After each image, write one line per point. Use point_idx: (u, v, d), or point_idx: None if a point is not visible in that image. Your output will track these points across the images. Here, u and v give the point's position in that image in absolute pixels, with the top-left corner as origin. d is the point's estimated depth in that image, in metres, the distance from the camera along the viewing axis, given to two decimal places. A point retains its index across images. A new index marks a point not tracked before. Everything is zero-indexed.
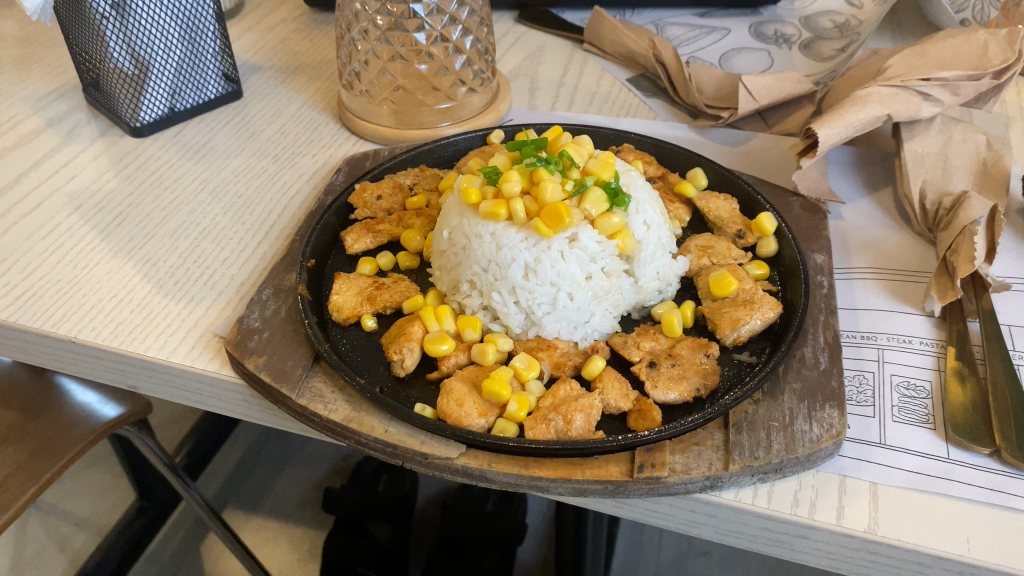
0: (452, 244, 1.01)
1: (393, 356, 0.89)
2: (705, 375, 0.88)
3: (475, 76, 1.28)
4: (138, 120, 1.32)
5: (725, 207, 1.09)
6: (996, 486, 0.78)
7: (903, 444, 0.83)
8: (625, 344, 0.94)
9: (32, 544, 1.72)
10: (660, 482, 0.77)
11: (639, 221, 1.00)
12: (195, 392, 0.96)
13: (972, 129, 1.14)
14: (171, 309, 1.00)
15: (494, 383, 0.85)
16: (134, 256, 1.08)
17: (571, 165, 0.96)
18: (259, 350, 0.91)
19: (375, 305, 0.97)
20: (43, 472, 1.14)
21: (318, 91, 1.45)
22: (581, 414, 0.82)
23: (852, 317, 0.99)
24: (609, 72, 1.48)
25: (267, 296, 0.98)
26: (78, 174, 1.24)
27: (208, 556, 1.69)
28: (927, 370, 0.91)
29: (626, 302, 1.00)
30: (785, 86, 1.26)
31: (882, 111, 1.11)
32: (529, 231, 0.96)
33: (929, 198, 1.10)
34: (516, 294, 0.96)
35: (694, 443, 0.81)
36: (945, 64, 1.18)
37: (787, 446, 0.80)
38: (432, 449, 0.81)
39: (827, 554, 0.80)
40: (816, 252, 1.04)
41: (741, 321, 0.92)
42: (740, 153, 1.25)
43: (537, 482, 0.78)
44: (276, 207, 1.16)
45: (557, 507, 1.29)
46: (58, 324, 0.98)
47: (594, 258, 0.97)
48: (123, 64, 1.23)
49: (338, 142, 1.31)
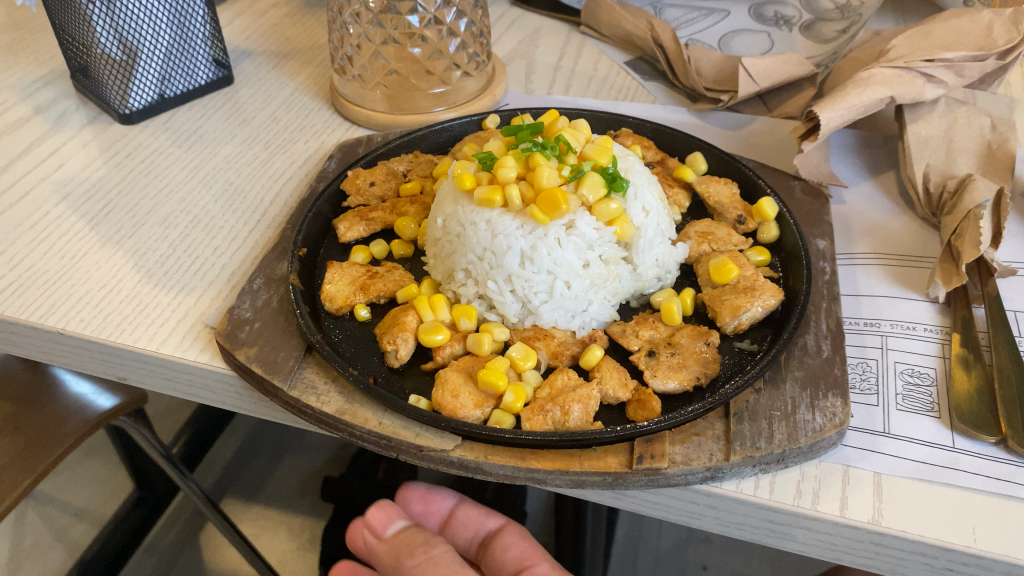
0: (446, 232, 0.98)
1: (387, 347, 0.87)
2: (704, 364, 0.86)
3: (470, 59, 1.26)
4: (127, 107, 1.29)
5: (725, 192, 1.07)
6: (1002, 476, 0.77)
7: (907, 433, 0.82)
8: (624, 333, 0.92)
9: (30, 535, 1.72)
10: (659, 473, 0.76)
11: (637, 208, 0.98)
12: (187, 384, 0.95)
13: (977, 111, 1.12)
14: (161, 299, 0.98)
15: (490, 374, 0.83)
16: (123, 246, 1.06)
17: (568, 150, 0.93)
18: (250, 341, 0.89)
19: (368, 295, 0.95)
20: (38, 463, 1.12)
21: (311, 76, 1.43)
22: (579, 405, 0.80)
23: (855, 304, 0.97)
24: (606, 55, 1.45)
25: (258, 285, 0.96)
26: (66, 162, 1.22)
27: (207, 547, 1.65)
28: (931, 357, 0.90)
29: (625, 291, 0.98)
30: (785, 68, 1.24)
31: (885, 93, 1.08)
32: (525, 218, 0.94)
33: (933, 181, 1.07)
34: (512, 283, 0.94)
35: (695, 434, 0.79)
36: (949, 44, 1.16)
37: (789, 436, 0.78)
38: (427, 441, 0.79)
39: (829, 546, 0.78)
40: (817, 238, 1.02)
41: (742, 308, 0.90)
42: (741, 137, 1.22)
43: (533, 474, 0.77)
44: (267, 194, 1.14)
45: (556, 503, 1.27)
46: (46, 315, 0.96)
47: (591, 245, 0.95)
48: (111, 50, 1.21)
49: (331, 129, 1.29)
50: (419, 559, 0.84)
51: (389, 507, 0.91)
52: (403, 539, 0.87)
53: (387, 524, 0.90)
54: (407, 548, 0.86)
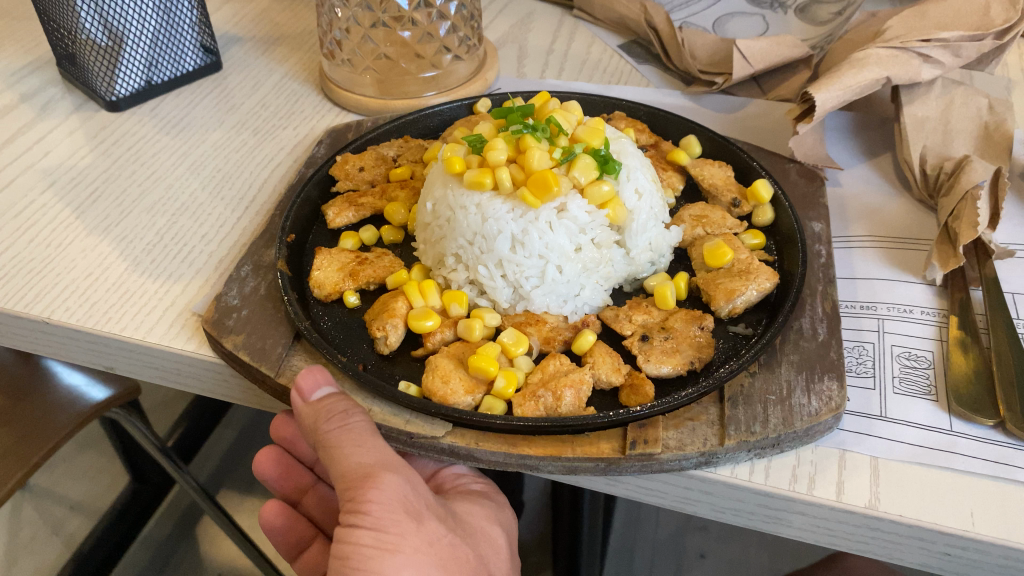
0: (435, 217, 0.97)
1: (376, 334, 0.86)
2: (698, 348, 0.85)
3: (460, 43, 1.24)
4: (113, 94, 1.27)
5: (719, 174, 1.06)
6: (1000, 459, 0.76)
7: (904, 416, 0.80)
8: (616, 318, 0.91)
9: (27, 528, 1.69)
10: (653, 459, 0.74)
11: (629, 190, 0.97)
12: (175, 373, 0.93)
13: (973, 92, 1.10)
14: (148, 287, 0.97)
15: (481, 359, 0.82)
16: (110, 234, 1.05)
17: (559, 132, 0.93)
18: (237, 328, 0.87)
19: (358, 281, 0.94)
20: (30, 456, 1.11)
21: (300, 62, 1.41)
22: (571, 391, 0.79)
23: (850, 286, 0.96)
24: (599, 38, 1.44)
25: (246, 272, 0.94)
26: (52, 149, 1.20)
27: (205, 540, 1.67)
28: (929, 340, 0.89)
29: (617, 275, 0.97)
30: (780, 50, 1.22)
31: (881, 74, 1.07)
32: (515, 201, 0.92)
33: (930, 163, 1.06)
34: (503, 268, 0.93)
35: (688, 419, 0.78)
36: (946, 24, 1.14)
37: (784, 421, 0.77)
38: (417, 428, 0.78)
39: (825, 531, 0.77)
40: (813, 221, 1.01)
41: (736, 292, 0.89)
42: (736, 120, 1.21)
43: (525, 460, 0.75)
44: (255, 181, 1.13)
45: (552, 495, 1.25)
46: (31, 304, 0.95)
47: (583, 229, 0.94)
48: (96, 36, 1.19)
49: (320, 115, 1.27)
50: (339, 427, 0.71)
51: (321, 367, 0.75)
52: (329, 404, 0.72)
53: (316, 384, 0.74)
54: (329, 412, 0.72)
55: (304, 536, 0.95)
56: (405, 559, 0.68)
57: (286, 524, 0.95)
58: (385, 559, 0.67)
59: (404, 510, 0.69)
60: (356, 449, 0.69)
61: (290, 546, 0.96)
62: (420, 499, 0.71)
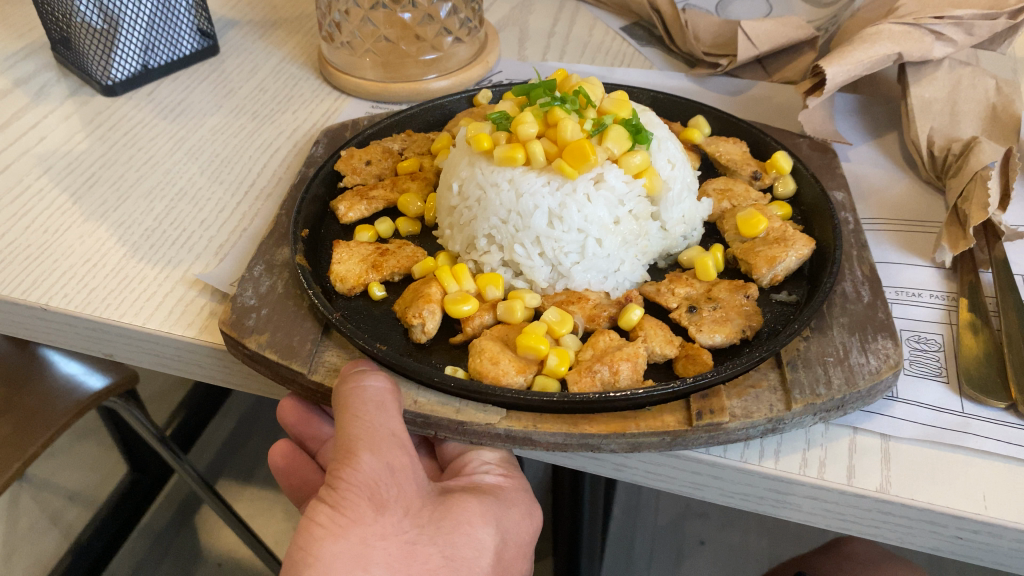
0: (463, 198, 0.96)
1: (413, 321, 0.84)
2: (747, 316, 0.84)
3: (461, 25, 1.23)
4: (109, 78, 1.25)
5: (735, 149, 1.05)
6: (1014, 440, 0.75)
7: (916, 398, 0.80)
8: (658, 292, 0.90)
9: (24, 519, 1.68)
10: (721, 429, 0.73)
11: (662, 160, 0.97)
12: (176, 360, 0.92)
13: (982, 72, 1.09)
14: (147, 274, 0.95)
15: (529, 338, 0.81)
16: (107, 220, 1.03)
17: (587, 104, 0.91)
18: (259, 328, 0.84)
19: (382, 272, 0.92)
20: (27, 446, 1.09)
21: (298, 45, 1.39)
22: (627, 363, 0.78)
23: (887, 272, 0.94)
24: (601, 21, 1.42)
25: (259, 272, 0.91)
26: (47, 135, 1.18)
27: (205, 530, 1.66)
28: (937, 324, 0.87)
29: (654, 249, 0.97)
30: (785, 31, 1.20)
31: (892, 49, 1.06)
32: (551, 174, 0.91)
33: (938, 145, 1.05)
34: (541, 245, 0.92)
35: (751, 386, 0.76)
36: (956, 4, 1.13)
37: (847, 381, 0.76)
38: (469, 416, 0.76)
39: (836, 515, 0.76)
40: (835, 189, 1.00)
41: (777, 259, 0.88)
42: (742, 102, 1.20)
43: (587, 439, 0.74)
44: (254, 166, 1.11)
45: (553, 487, 1.24)
46: (29, 290, 0.93)
47: (621, 200, 0.93)
48: (91, 19, 1.18)
49: (318, 98, 1.25)
50: (352, 387, 0.72)
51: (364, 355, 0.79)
52: (356, 370, 0.75)
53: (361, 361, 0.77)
54: (354, 374, 0.74)
55: (306, 481, 0.88)
56: (347, 548, 0.65)
57: (289, 466, 0.88)
58: (327, 543, 0.65)
59: (370, 499, 0.68)
60: (355, 419, 0.70)
61: (294, 489, 0.89)
62: (393, 491, 0.69)
